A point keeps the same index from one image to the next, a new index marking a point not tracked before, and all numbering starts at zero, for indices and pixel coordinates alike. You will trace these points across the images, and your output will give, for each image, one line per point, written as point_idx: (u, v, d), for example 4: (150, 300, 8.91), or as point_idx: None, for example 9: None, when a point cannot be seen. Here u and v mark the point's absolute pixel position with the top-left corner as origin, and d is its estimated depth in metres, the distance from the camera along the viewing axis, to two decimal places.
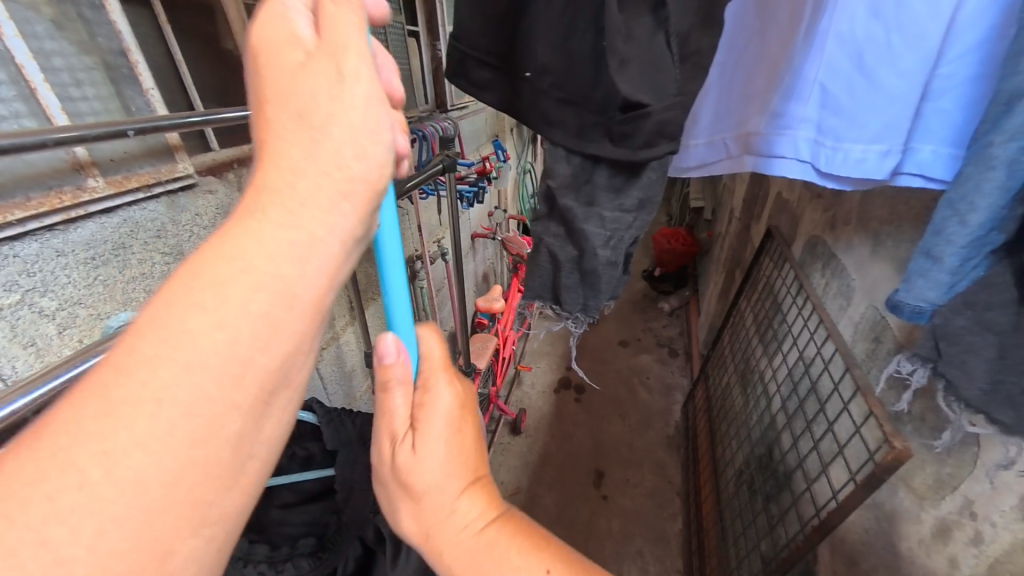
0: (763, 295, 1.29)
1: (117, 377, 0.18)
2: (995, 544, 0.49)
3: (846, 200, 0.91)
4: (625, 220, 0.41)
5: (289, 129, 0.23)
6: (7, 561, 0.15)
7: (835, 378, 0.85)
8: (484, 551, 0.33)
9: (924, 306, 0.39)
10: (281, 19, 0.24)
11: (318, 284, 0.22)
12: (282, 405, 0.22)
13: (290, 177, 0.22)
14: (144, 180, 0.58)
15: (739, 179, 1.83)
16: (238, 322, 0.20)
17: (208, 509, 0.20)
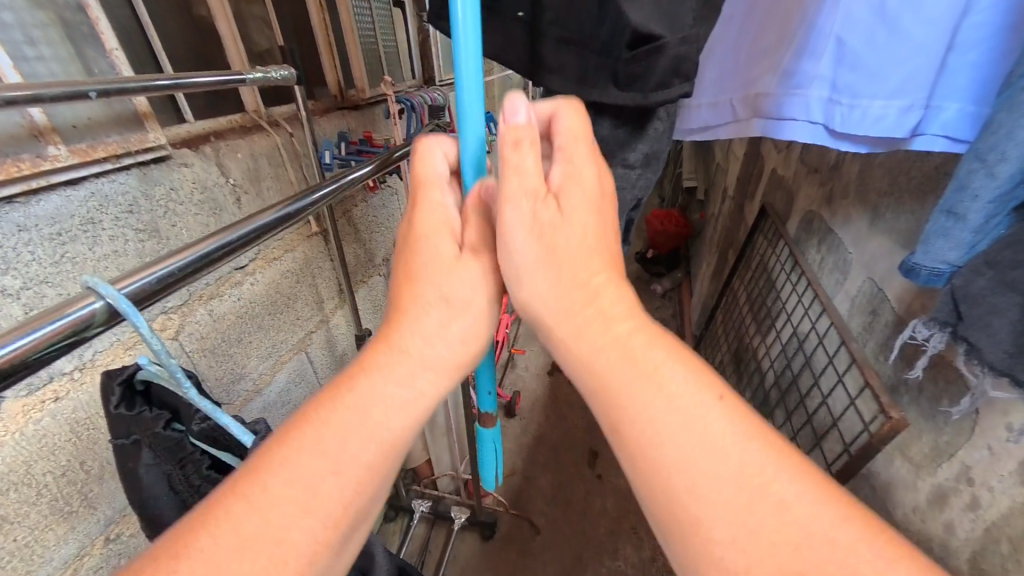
0: (757, 273, 1.29)
1: (246, 508, 0.25)
2: (992, 509, 0.50)
3: (845, 173, 0.90)
4: (630, 177, 0.48)
5: (430, 301, 0.34)
6: None
7: (829, 352, 0.85)
8: (643, 368, 0.30)
9: (943, 267, 0.38)
10: (431, 159, 0.39)
11: (401, 427, 0.31)
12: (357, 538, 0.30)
13: (413, 347, 0.32)
14: (111, 149, 0.54)
15: (733, 159, 1.82)
16: (347, 465, 0.28)
17: None
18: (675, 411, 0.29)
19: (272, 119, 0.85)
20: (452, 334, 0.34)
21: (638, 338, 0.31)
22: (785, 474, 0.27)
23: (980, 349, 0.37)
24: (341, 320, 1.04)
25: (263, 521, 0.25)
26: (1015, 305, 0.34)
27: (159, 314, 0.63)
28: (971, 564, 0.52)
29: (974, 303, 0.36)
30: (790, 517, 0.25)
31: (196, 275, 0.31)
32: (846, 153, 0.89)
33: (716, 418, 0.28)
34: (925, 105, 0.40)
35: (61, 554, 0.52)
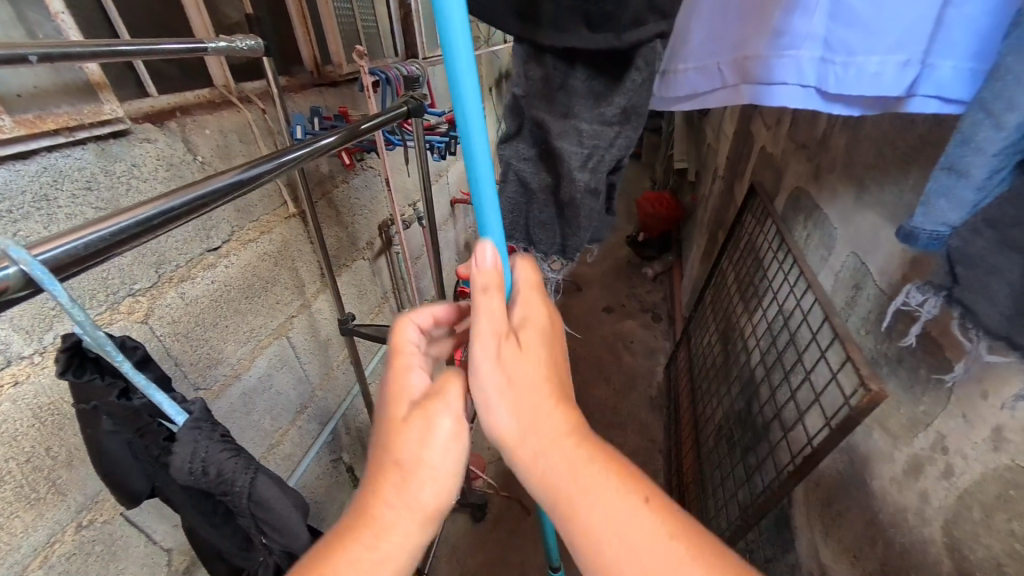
0: (745, 253, 1.28)
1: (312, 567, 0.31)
2: (965, 476, 0.50)
3: (832, 147, 0.88)
4: (605, 135, 0.46)
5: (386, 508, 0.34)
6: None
7: (813, 328, 0.85)
8: (577, 488, 0.33)
9: (942, 228, 0.36)
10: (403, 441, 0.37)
11: (402, 505, 0.34)
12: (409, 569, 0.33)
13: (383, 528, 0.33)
14: (63, 121, 0.51)
15: (723, 139, 1.80)
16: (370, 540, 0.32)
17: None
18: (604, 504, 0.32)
19: (243, 95, 0.82)
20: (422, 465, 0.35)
21: (580, 456, 0.34)
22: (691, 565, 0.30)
23: (976, 312, 0.34)
24: (324, 304, 1.03)
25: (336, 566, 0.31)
26: (1015, 265, 0.31)
27: (126, 297, 0.61)
28: (943, 530, 0.52)
29: (971, 265, 0.34)
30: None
31: (132, 242, 0.29)
32: (834, 126, 0.88)
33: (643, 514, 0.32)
34: (922, 61, 0.38)
35: (30, 541, 0.51)
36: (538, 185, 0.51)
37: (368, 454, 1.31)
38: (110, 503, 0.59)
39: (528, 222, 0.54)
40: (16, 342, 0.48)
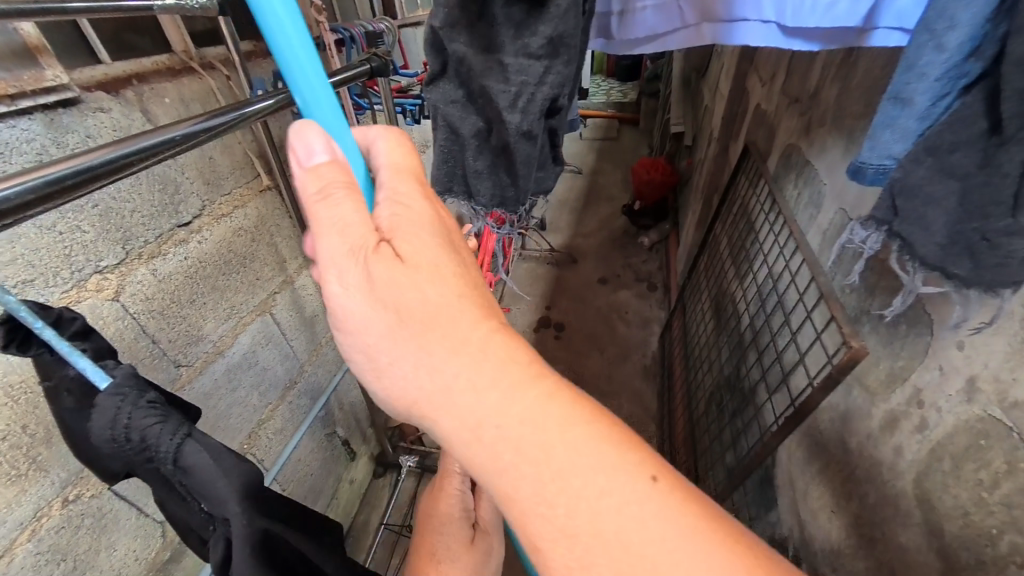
0: (738, 216, 1.25)
1: None
2: (938, 429, 0.50)
3: (823, 99, 0.84)
4: (532, 70, 0.43)
5: None
6: None
7: (800, 289, 0.84)
8: None
9: (888, 161, 0.36)
10: None
11: None
12: None
13: None
14: (1, 89, 0.49)
15: (719, 98, 1.73)
16: None
17: None
18: (583, 479, 0.28)
19: (207, 62, 0.77)
20: None
21: None
22: None
23: (913, 244, 0.35)
24: (308, 280, 1.02)
25: None
26: (952, 194, 0.32)
27: (93, 274, 0.60)
28: (915, 483, 0.53)
29: (909, 196, 0.34)
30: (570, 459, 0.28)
31: (53, 203, 0.29)
32: (826, 76, 0.84)
33: (633, 488, 0.27)
34: None
35: (14, 516, 0.52)
36: (469, 130, 0.48)
37: (364, 427, 1.34)
38: (96, 478, 0.60)
39: (463, 170, 0.51)
40: None
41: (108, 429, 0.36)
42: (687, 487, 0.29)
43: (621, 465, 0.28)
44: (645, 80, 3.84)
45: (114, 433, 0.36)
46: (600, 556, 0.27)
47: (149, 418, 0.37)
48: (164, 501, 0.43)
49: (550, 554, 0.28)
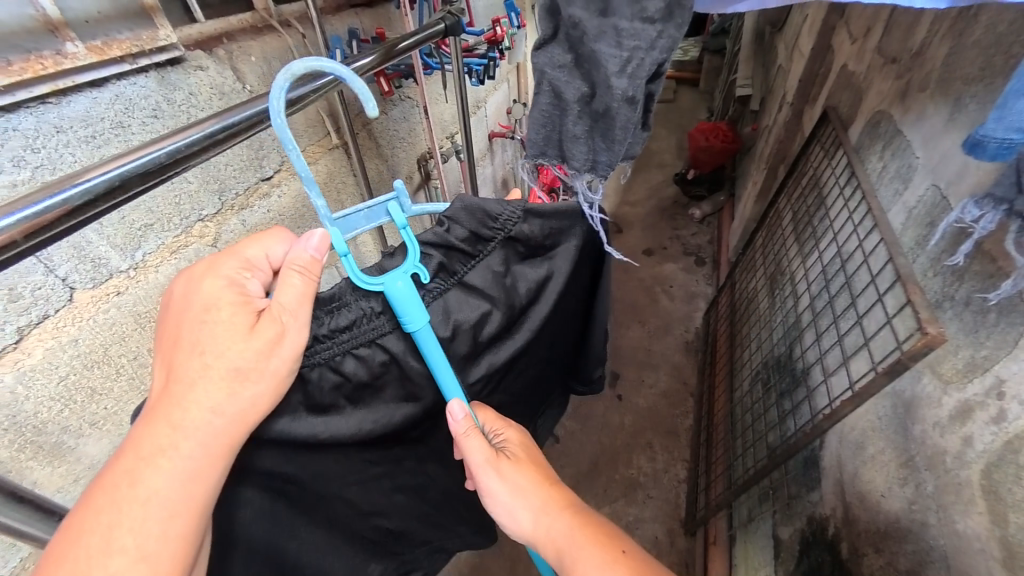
0: (807, 190, 1.16)
1: (158, 447, 0.35)
2: (1018, 422, 0.49)
3: (928, 60, 0.76)
4: (645, 34, 0.44)
5: (184, 403, 0.36)
6: (171, 450, 0.36)
7: (873, 270, 0.80)
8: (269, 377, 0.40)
9: (1014, 135, 0.36)
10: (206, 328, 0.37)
11: None
12: (199, 435, 0.37)
13: (184, 420, 0.36)
14: (126, 48, 0.54)
15: (797, 56, 1.57)
16: (176, 439, 0.36)
17: (208, 435, 0.37)
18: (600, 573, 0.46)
19: (285, 19, 0.79)
20: None
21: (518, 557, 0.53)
22: None
23: None
24: (370, 237, 1.07)
25: (177, 438, 0.36)
26: None
27: (197, 222, 0.66)
28: (982, 473, 0.52)
29: None
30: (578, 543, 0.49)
31: (201, 155, 0.35)
32: (934, 33, 0.75)
33: (613, 558, 0.47)
34: None
35: None
36: (573, 95, 0.48)
37: None
38: None
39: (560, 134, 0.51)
40: (114, 258, 0.57)
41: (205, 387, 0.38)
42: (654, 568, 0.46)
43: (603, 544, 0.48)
44: (710, 35, 3.52)
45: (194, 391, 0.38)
46: None
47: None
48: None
49: None
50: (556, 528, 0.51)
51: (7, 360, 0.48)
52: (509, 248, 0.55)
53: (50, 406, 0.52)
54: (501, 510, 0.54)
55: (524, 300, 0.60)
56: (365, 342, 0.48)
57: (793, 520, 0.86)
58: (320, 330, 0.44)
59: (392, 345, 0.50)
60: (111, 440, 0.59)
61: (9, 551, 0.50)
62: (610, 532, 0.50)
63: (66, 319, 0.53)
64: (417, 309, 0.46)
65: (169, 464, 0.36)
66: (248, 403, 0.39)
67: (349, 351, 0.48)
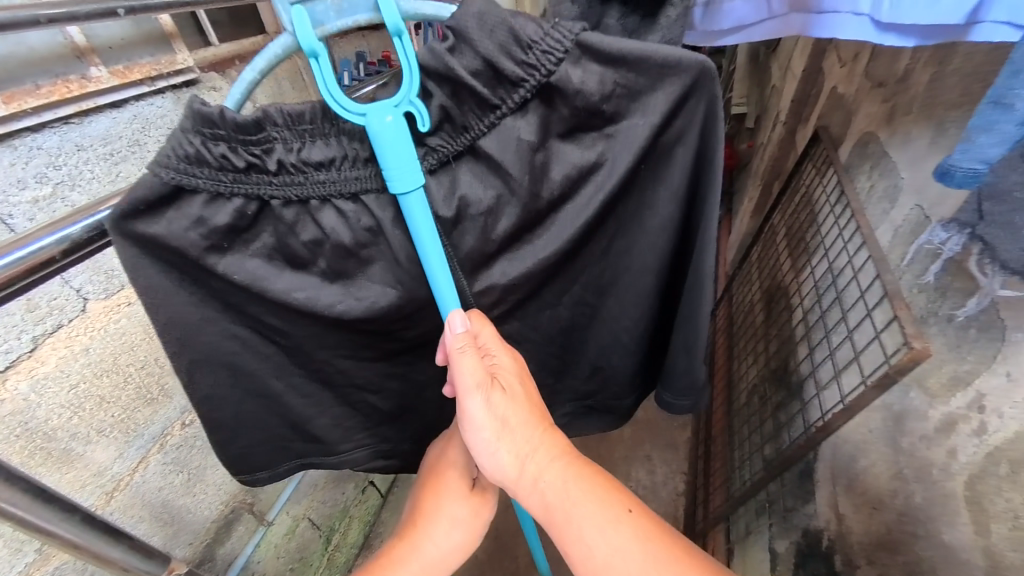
0: (800, 206, 1.19)
1: (404, 562, 0.55)
2: (999, 434, 0.52)
3: (910, 85, 0.79)
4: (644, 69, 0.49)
5: (427, 537, 0.56)
6: (415, 564, 0.55)
7: (862, 286, 0.83)
8: (474, 524, 0.59)
9: (980, 165, 0.43)
10: (450, 477, 0.58)
11: (461, 544, 0.58)
12: (431, 556, 0.56)
13: (423, 551, 0.56)
14: (145, 71, 0.59)
15: (790, 76, 1.61)
16: (415, 561, 0.55)
17: (435, 557, 0.56)
18: (602, 535, 0.44)
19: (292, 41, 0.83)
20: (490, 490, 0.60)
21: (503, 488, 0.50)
22: (461, 553, 0.58)
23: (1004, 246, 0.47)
24: None
25: (417, 565, 0.55)
26: None
27: None
28: (966, 484, 0.54)
29: None
30: (578, 503, 0.46)
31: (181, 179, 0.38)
32: (916, 58, 0.77)
33: (617, 517, 0.45)
34: None
35: (151, 429, 0.65)
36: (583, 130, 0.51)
37: None
38: None
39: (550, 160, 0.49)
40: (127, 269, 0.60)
41: (145, 196, 0.37)
42: (658, 521, 0.45)
43: (609, 504, 0.45)
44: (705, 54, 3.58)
45: (135, 203, 0.37)
46: (612, 567, 0.43)
47: (206, 192, 0.39)
48: (281, 393, 0.52)
49: (586, 567, 0.45)
50: (549, 477, 0.47)
51: (22, 369, 0.50)
52: (549, 107, 0.43)
53: (60, 414, 0.54)
54: (481, 447, 0.49)
55: (563, 201, 0.48)
56: (346, 195, 0.44)
57: (789, 533, 0.87)
58: (287, 156, 0.41)
59: (371, 204, 0.44)
60: (118, 448, 0.61)
61: (17, 554, 0.51)
62: (612, 487, 0.47)
63: (79, 329, 0.55)
64: (409, 169, 0.40)
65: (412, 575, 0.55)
66: (459, 541, 0.58)
67: (324, 196, 0.43)
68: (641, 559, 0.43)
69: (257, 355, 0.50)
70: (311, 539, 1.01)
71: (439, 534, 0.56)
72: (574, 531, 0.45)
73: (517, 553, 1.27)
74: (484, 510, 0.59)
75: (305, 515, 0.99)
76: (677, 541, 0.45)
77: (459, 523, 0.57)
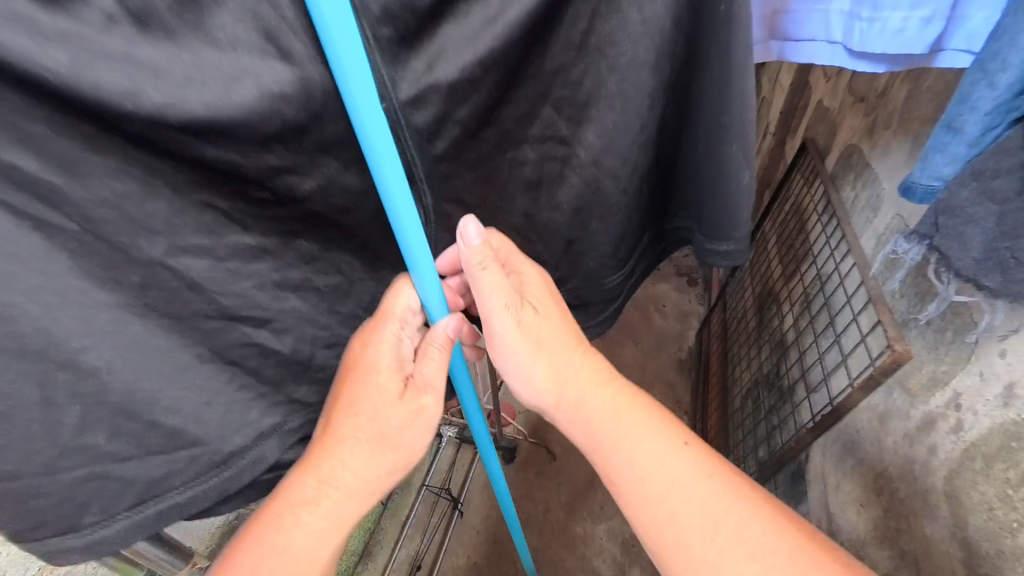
0: (789, 215, 1.23)
1: (305, 497, 0.44)
2: (973, 431, 0.54)
3: (889, 100, 0.83)
4: None
5: (334, 462, 0.45)
6: (317, 499, 0.44)
7: (848, 291, 0.86)
8: (400, 437, 0.49)
9: (935, 182, 0.46)
10: (370, 387, 0.46)
11: (395, 461, 0.49)
12: (343, 486, 0.45)
13: (333, 482, 0.45)
14: None
15: (778, 89, 1.67)
16: (321, 495, 0.44)
17: (351, 485, 0.46)
18: (662, 460, 0.44)
19: None
20: (426, 413, 0.50)
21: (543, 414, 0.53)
22: (389, 477, 0.49)
23: (955, 258, 0.46)
24: None
25: (323, 497, 0.45)
26: (990, 214, 0.42)
27: None
28: (945, 479, 0.57)
29: (955, 215, 0.45)
30: (631, 432, 0.46)
31: None
32: (893, 76, 0.81)
33: (676, 448, 0.45)
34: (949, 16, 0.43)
35: None
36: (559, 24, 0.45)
37: None
38: None
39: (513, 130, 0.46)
40: None
41: None
42: (708, 449, 0.46)
43: (663, 436, 0.46)
44: None
45: None
46: (667, 495, 0.43)
47: None
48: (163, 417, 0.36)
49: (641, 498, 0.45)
50: (591, 403, 0.49)
51: None
52: None
53: None
54: (514, 366, 0.51)
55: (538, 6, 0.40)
56: None
57: None
58: None
59: None
60: None
61: (27, 558, 0.52)
62: (665, 419, 0.48)
63: None
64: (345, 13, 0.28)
65: (315, 508, 0.44)
66: (384, 455, 0.48)
67: None
68: (703, 484, 0.43)
69: (112, 327, 0.32)
70: None
71: (356, 455, 0.46)
72: (628, 457, 0.46)
73: (515, 557, 1.28)
74: (418, 419, 0.49)
75: None
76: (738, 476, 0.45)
77: (385, 440, 0.48)
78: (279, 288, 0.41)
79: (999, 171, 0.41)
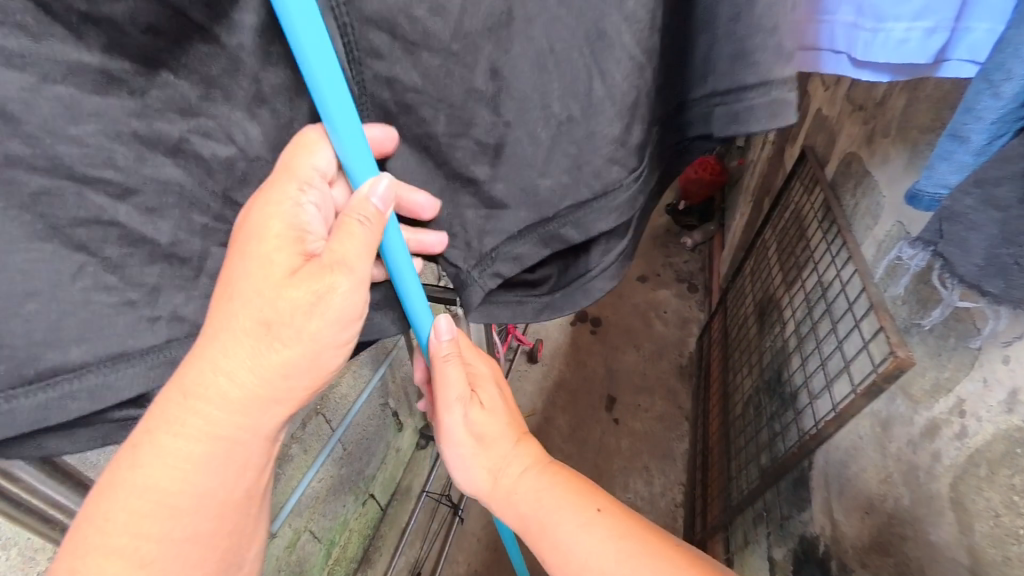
0: (789, 222, 1.23)
1: (163, 423, 0.32)
2: (977, 437, 0.55)
3: (888, 109, 0.84)
4: None
5: (201, 373, 0.32)
6: (180, 425, 0.33)
7: (850, 298, 0.86)
8: (302, 340, 0.36)
9: (941, 191, 0.45)
10: (259, 265, 0.34)
11: (300, 382, 0.37)
12: (224, 417, 0.34)
13: (202, 396, 0.33)
14: None
15: (777, 98, 1.68)
16: (186, 423, 0.33)
17: (237, 416, 0.35)
18: (578, 537, 0.43)
19: None
20: (335, 313, 0.36)
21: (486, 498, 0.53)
22: (285, 403, 0.37)
23: (956, 263, 0.45)
24: None
25: (187, 425, 0.33)
26: (993, 222, 0.41)
27: None
28: (950, 486, 0.57)
29: (956, 221, 0.43)
30: (551, 504, 0.46)
31: None
32: (892, 86, 0.82)
33: (585, 518, 0.44)
34: (953, 26, 0.40)
35: None
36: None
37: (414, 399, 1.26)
38: None
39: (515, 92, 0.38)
40: None
41: None
42: (626, 511, 0.45)
43: (579, 507, 0.45)
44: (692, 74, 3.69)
45: None
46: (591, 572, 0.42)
47: None
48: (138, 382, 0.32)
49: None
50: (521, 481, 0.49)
51: None
52: None
53: None
54: (456, 456, 0.53)
55: None
56: None
57: (787, 540, 0.88)
58: None
59: None
60: None
61: (29, 563, 0.47)
62: (586, 489, 0.47)
63: None
64: None
65: (180, 444, 0.33)
66: (278, 353, 0.35)
67: None
68: (618, 561, 0.41)
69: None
70: (312, 552, 0.99)
71: (237, 354, 0.33)
72: (549, 537, 0.45)
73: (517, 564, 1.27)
74: (331, 318, 0.36)
75: (306, 528, 0.95)
76: (666, 546, 0.41)
77: (271, 327, 0.34)
78: (136, 145, 0.29)
79: (1000, 178, 0.39)
